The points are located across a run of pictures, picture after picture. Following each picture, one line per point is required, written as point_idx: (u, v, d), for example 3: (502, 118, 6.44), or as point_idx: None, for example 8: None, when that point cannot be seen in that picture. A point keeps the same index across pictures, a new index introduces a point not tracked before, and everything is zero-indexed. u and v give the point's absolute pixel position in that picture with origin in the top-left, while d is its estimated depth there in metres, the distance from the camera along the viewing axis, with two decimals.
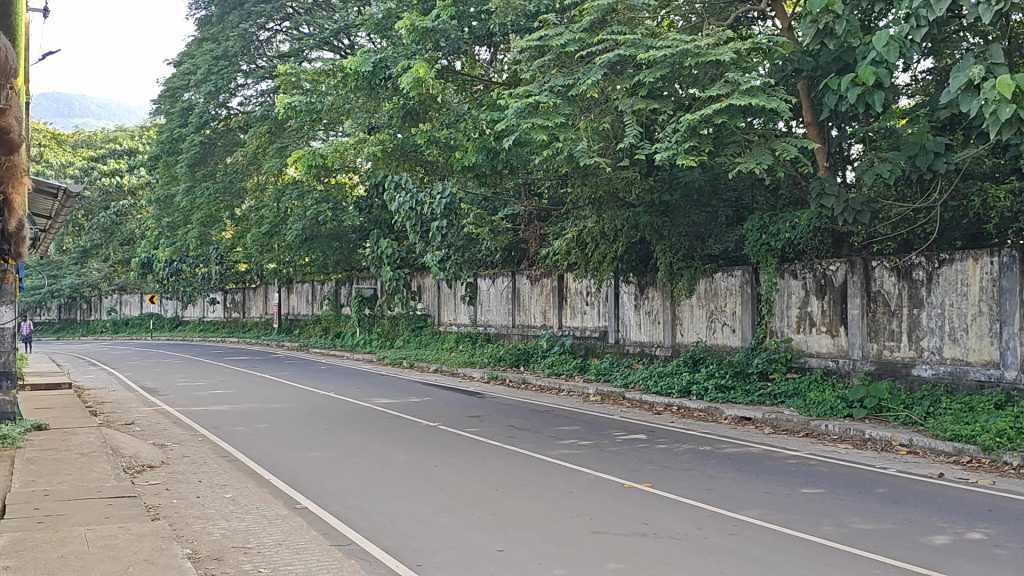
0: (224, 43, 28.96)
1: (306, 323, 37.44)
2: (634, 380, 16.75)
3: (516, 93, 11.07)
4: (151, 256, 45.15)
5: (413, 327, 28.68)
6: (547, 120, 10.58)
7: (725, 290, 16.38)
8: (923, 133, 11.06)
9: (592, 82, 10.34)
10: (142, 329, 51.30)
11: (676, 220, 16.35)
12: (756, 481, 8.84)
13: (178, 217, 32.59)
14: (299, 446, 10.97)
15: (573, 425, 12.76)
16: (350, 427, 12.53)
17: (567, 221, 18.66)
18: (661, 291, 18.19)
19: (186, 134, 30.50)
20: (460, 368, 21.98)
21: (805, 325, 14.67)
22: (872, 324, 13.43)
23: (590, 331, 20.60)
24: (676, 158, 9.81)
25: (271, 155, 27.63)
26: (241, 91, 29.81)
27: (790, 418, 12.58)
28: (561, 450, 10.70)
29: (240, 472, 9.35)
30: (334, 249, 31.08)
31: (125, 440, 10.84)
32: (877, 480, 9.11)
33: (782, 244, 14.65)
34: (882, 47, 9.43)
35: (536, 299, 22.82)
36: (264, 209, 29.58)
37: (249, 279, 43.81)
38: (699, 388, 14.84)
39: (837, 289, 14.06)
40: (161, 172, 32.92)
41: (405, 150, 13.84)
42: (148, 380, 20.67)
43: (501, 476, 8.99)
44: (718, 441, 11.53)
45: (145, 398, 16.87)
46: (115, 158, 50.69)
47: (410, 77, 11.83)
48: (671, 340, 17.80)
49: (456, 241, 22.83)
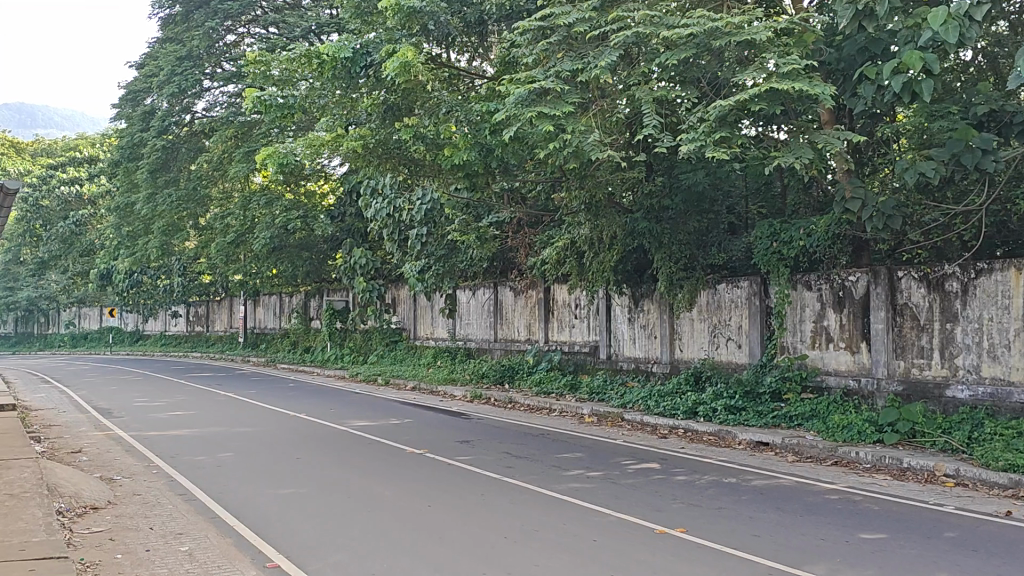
0: (189, 44, 27.54)
1: (274, 337, 35.92)
2: (631, 400, 15.51)
3: (518, 78, 9.76)
4: (111, 267, 43.40)
5: (387, 341, 27.39)
6: (554, 108, 9.37)
7: (730, 303, 15.18)
8: (968, 129, 9.87)
9: (606, 65, 9.17)
10: (102, 343, 49.41)
11: (679, 224, 15.19)
12: (806, 525, 7.59)
13: (139, 227, 30.98)
14: (268, 481, 9.57)
15: (575, 453, 11.44)
16: (327, 456, 11.13)
17: (557, 229, 17.35)
18: (657, 304, 17.03)
19: (147, 139, 28.91)
20: (440, 385, 20.64)
21: (821, 340, 13.46)
22: (898, 340, 12.27)
23: (579, 346, 19.36)
24: (706, 150, 8.55)
25: (237, 159, 26.19)
26: (206, 95, 28.35)
27: (814, 444, 11.39)
28: (569, 484, 9.40)
29: (199, 516, 7.94)
30: (303, 260, 29.59)
31: (67, 474, 9.41)
32: (940, 521, 7.90)
33: (796, 252, 13.51)
34: (940, 26, 8.25)
35: (519, 312, 21.63)
36: (229, 217, 27.97)
37: (214, 292, 42.21)
38: (706, 408, 13.61)
39: (857, 302, 12.89)
40: (121, 179, 31.27)
41: (387, 147, 12.47)
42: (103, 399, 19.09)
43: (508, 523, 7.67)
44: (742, 471, 10.26)
45: (98, 420, 15.37)
46: (75, 166, 48.90)
47: (397, 61, 10.59)
48: (669, 355, 16.59)
49: (437, 251, 21.29)
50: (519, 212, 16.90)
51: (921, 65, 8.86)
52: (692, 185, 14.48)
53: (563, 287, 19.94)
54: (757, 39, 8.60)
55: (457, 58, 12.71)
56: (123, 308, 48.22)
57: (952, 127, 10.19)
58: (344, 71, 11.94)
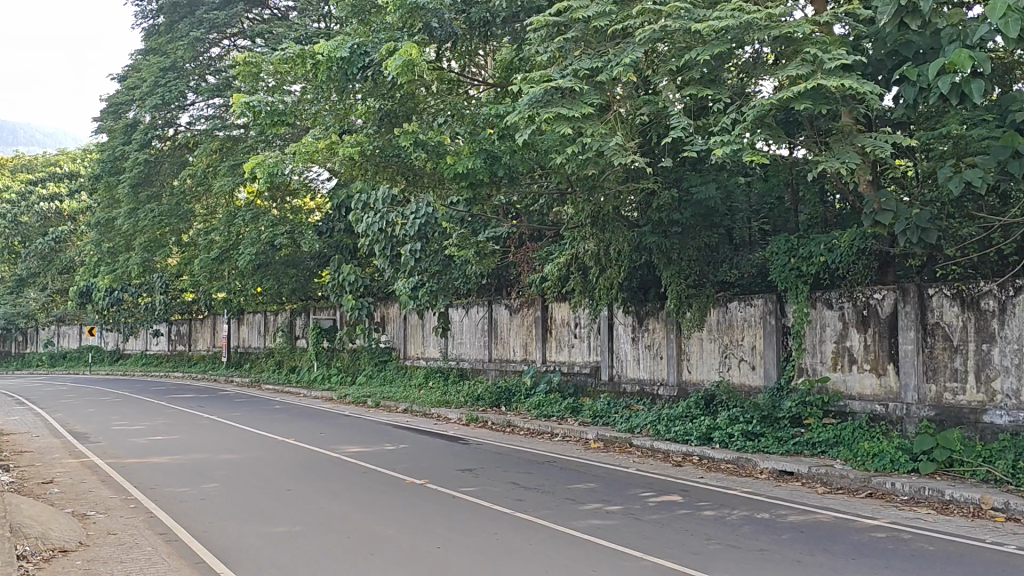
0: (173, 54, 26.70)
1: (258, 356, 34.95)
2: (638, 424, 14.69)
3: (531, 76, 8.98)
4: (90, 284, 42.29)
5: (376, 361, 26.47)
6: (571, 109, 8.61)
7: (742, 322, 14.42)
8: (1015, 133, 9.11)
9: (630, 63, 8.41)
10: (81, 362, 48.20)
11: (688, 238, 14.41)
12: (860, 569, 6.80)
13: (119, 243, 29.95)
14: (257, 517, 8.67)
15: (588, 483, 10.61)
16: (318, 489, 10.25)
17: (558, 245, 16.57)
18: (663, 323, 16.28)
19: (129, 152, 27.97)
20: (433, 407, 19.75)
21: (843, 362, 12.70)
22: (929, 362, 11.53)
23: (579, 367, 18.54)
24: (743, 154, 7.82)
25: (223, 173, 25.37)
26: (190, 108, 27.34)
27: (844, 475, 10.64)
28: (589, 520, 8.54)
29: (179, 561, 7.06)
30: (289, 277, 28.68)
31: (33, 510, 8.49)
32: (1007, 564, 7.11)
33: (816, 269, 12.77)
34: (999, 19, 7.49)
35: (515, 331, 20.86)
36: (213, 233, 27.03)
37: (196, 310, 41.20)
38: (721, 434, 12.80)
39: (883, 321, 12.16)
40: (101, 194, 30.27)
41: (385, 155, 11.67)
42: (78, 423, 18.08)
43: (530, 568, 6.82)
44: (773, 505, 9.44)
45: (72, 446, 14.40)
46: (55, 182, 47.98)
47: (400, 59, 9.80)
48: (677, 378, 15.80)
49: (431, 267, 20.43)
50: (519, 226, 16.07)
51: (971, 64, 8.11)
52: (704, 199, 13.74)
53: (562, 305, 19.16)
54: (798, 33, 7.87)
55: (461, 65, 11.96)
56: (103, 327, 47.11)
57: (997, 133, 9.46)
58: (340, 72, 11.21)
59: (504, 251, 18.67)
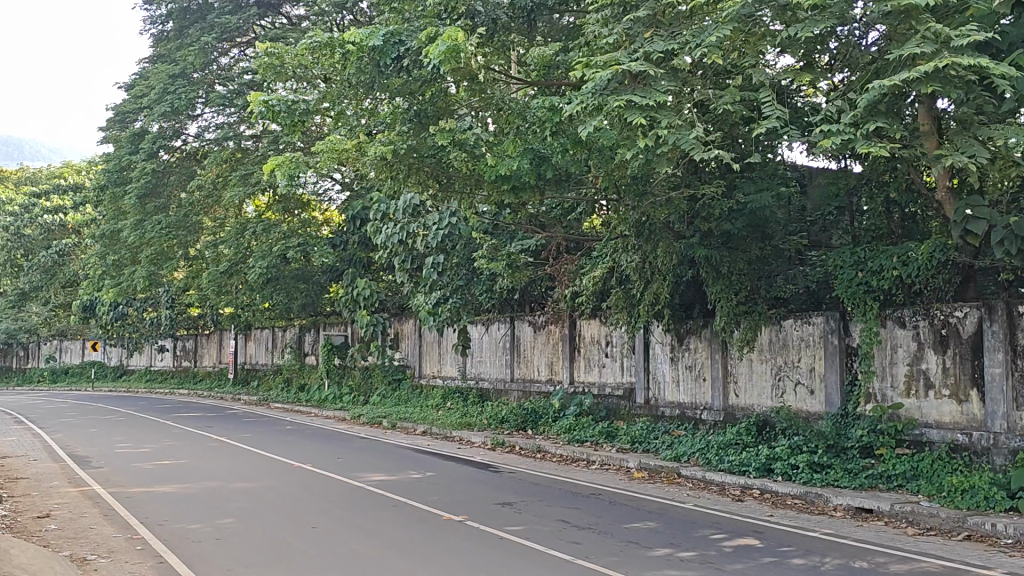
0: (182, 60, 25.74)
1: (265, 373, 33.84)
2: (684, 452, 13.56)
3: (598, 61, 7.89)
4: (93, 298, 41.22)
5: (390, 380, 25.35)
6: (646, 96, 7.52)
7: (798, 341, 13.30)
8: None
9: (715, 42, 7.40)
10: (83, 378, 47.12)
11: (738, 251, 13.33)
12: None
13: (124, 255, 28.83)
14: (282, 563, 7.51)
15: (647, 522, 9.44)
16: (346, 526, 9.13)
17: (594, 257, 15.43)
18: (706, 342, 15.16)
19: (135, 161, 26.91)
20: (454, 430, 18.58)
21: (918, 386, 11.59)
22: (1020, 387, 10.39)
23: (611, 389, 17.39)
24: (856, 144, 6.76)
25: (233, 182, 24.31)
26: (199, 118, 26.42)
27: (934, 514, 9.49)
28: (667, 571, 7.38)
29: None
30: (300, 292, 27.55)
31: (25, 556, 7.34)
32: None
33: (888, 284, 11.70)
34: None
35: (540, 349, 19.73)
36: (221, 245, 25.92)
37: (201, 325, 40.09)
38: (784, 465, 11.69)
39: (965, 342, 11.06)
40: (106, 206, 29.19)
41: (419, 155, 10.62)
42: (79, 445, 16.91)
43: None
44: (866, 551, 8.28)
45: (72, 472, 13.26)
46: (59, 194, 47.08)
47: (443, 45, 8.69)
48: (722, 402, 14.65)
49: (454, 281, 19.30)
50: (554, 236, 14.95)
51: None
52: (759, 209, 12.69)
53: (593, 322, 18.03)
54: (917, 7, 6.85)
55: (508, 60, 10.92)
56: (106, 341, 46.10)
57: None
58: (371, 64, 10.04)
59: (539, 263, 17.58)
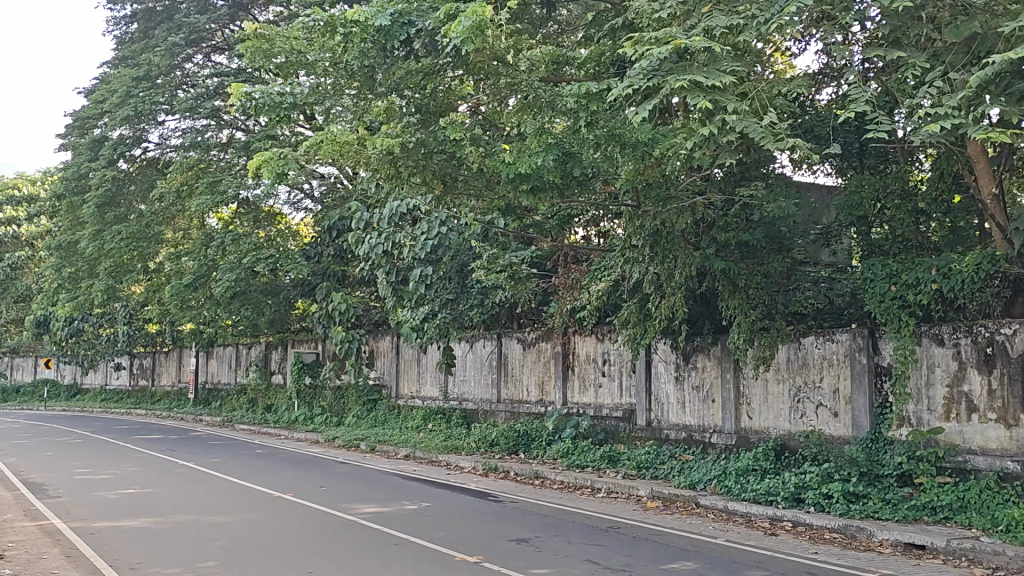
0: (147, 62, 24.42)
1: (228, 393, 32.36)
2: (699, 480, 12.57)
3: (655, 37, 7.16)
4: (48, 314, 39.49)
5: (364, 400, 24.13)
6: (710, 76, 6.82)
7: (821, 360, 12.40)
8: None
9: (792, 14, 6.78)
10: (35, 397, 45.21)
11: (756, 263, 12.41)
12: None
13: (80, 268, 27.31)
14: None
15: (687, 564, 8.39)
16: (348, 570, 8.00)
17: (593, 268, 14.47)
18: (716, 360, 14.25)
19: (95, 169, 25.47)
20: (441, 454, 17.45)
21: (959, 409, 10.72)
22: None
23: (608, 410, 16.39)
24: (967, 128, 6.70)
25: (200, 190, 23.02)
26: (162, 125, 25.14)
27: (999, 552, 8.56)
28: None
29: None
30: (269, 308, 26.21)
31: None
32: None
33: (927, 299, 10.80)
34: None
35: (529, 367, 18.70)
36: (187, 257, 24.54)
37: (161, 343, 38.45)
38: (816, 495, 10.73)
39: (1014, 361, 10.22)
40: (63, 216, 27.69)
41: (427, 151, 9.78)
42: (34, 470, 15.56)
43: None
44: None
45: (28, 501, 12.02)
46: (13, 206, 45.27)
47: (467, 20, 7.93)
48: (734, 425, 13.71)
49: (441, 296, 18.20)
50: (556, 244, 14.05)
51: None
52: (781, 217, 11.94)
53: (589, 338, 17.04)
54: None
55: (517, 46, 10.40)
56: (60, 359, 44.26)
57: None
58: (376, 45, 9.56)
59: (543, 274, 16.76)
